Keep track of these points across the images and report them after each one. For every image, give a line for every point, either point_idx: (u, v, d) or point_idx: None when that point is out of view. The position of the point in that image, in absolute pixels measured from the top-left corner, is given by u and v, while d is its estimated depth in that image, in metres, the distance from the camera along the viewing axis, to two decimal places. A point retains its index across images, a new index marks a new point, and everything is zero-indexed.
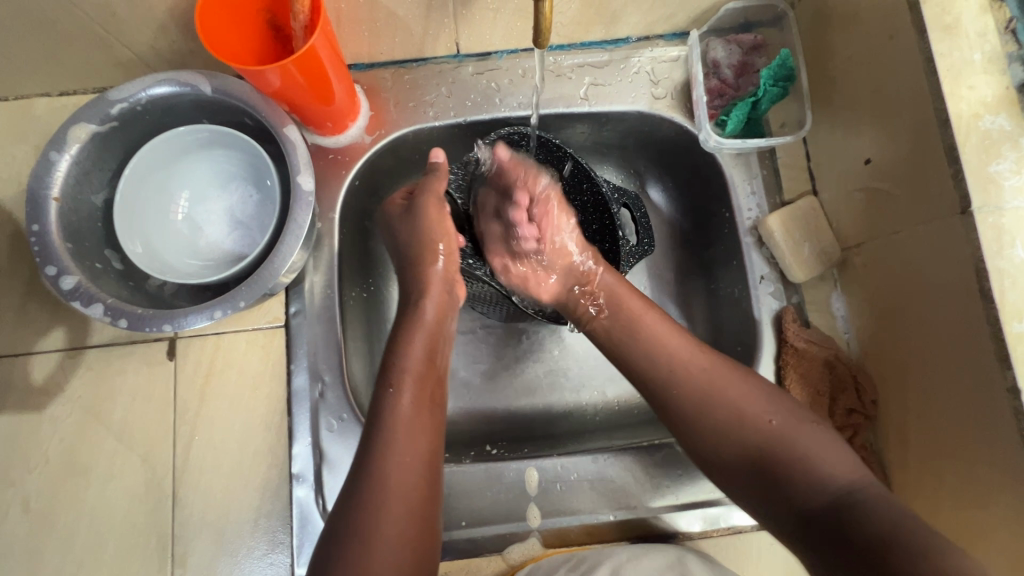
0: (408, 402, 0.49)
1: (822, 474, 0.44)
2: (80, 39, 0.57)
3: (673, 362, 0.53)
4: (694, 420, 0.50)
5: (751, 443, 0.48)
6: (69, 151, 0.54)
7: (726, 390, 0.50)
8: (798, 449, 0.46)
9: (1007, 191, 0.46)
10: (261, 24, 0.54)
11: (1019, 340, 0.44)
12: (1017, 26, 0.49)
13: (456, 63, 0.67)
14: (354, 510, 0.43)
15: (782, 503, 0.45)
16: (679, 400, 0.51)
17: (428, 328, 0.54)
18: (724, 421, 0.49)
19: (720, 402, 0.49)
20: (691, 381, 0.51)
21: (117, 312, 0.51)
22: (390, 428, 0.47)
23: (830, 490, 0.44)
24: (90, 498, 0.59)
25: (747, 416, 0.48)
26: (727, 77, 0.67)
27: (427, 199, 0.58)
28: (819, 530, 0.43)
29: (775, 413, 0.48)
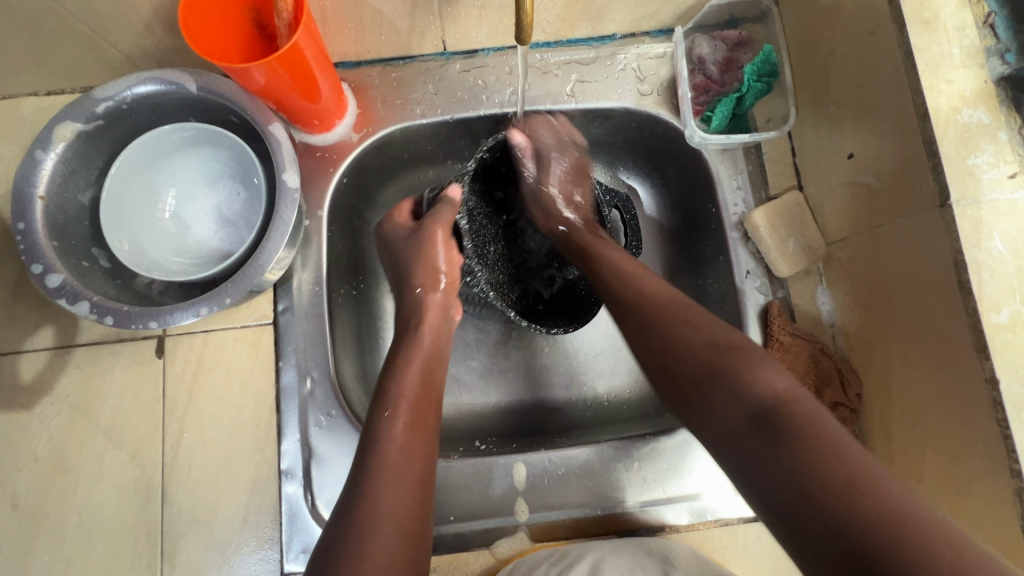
0: (402, 424, 0.48)
1: (752, 387, 0.41)
2: (65, 37, 0.57)
3: (626, 289, 0.52)
4: (643, 342, 0.50)
5: (689, 363, 0.46)
6: (55, 149, 0.54)
7: (672, 313, 0.49)
8: (735, 366, 0.43)
9: (985, 183, 0.46)
10: (246, 23, 0.54)
11: (997, 331, 0.45)
12: (995, 21, 0.49)
13: (443, 60, 0.67)
14: (347, 532, 0.42)
15: (716, 422, 0.42)
16: (633, 324, 0.51)
17: (425, 352, 0.55)
18: (667, 342, 0.48)
19: (665, 324, 0.48)
20: (641, 306, 0.51)
21: (104, 310, 0.51)
22: (383, 449, 0.46)
23: (756, 402, 0.40)
24: (79, 496, 0.59)
25: (686, 337, 0.47)
26: (712, 74, 0.68)
27: (435, 228, 0.58)
28: (743, 445, 0.39)
29: (723, 335, 0.46)
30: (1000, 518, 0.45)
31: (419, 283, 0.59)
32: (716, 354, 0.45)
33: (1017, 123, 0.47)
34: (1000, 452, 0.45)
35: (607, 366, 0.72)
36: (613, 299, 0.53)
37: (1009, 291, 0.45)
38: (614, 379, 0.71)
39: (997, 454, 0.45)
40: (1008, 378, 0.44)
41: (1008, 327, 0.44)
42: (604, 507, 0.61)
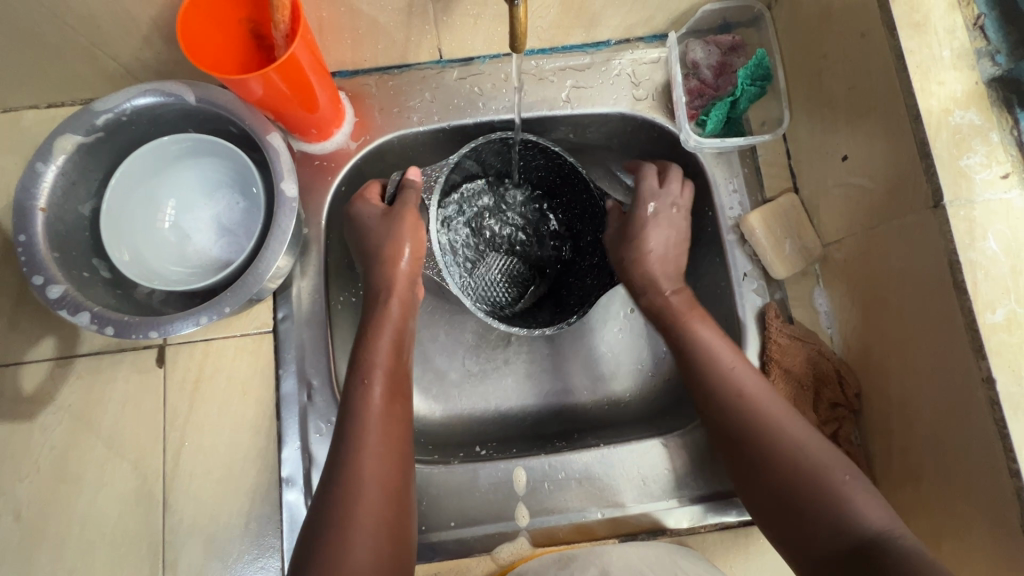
0: (378, 398, 0.52)
1: (852, 521, 0.45)
2: (65, 51, 0.57)
3: (728, 392, 0.54)
4: (739, 446, 0.52)
5: (789, 476, 0.49)
6: (55, 162, 0.55)
7: (778, 422, 0.51)
8: (837, 488, 0.47)
9: (978, 184, 0.47)
10: (243, 34, 0.55)
11: (993, 331, 0.45)
12: (985, 22, 0.50)
13: (439, 68, 0.68)
14: (332, 489, 0.48)
15: (806, 537, 0.47)
16: (731, 429, 0.53)
17: (394, 322, 0.57)
18: (766, 453, 0.51)
19: (766, 433, 0.51)
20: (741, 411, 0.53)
21: (104, 320, 0.51)
22: (362, 424, 0.50)
23: (857, 534, 0.45)
24: (81, 505, 0.60)
25: (789, 448, 0.50)
26: (706, 78, 0.68)
27: (406, 211, 0.60)
28: (838, 571, 0.45)
29: (819, 452, 0.49)
30: (998, 518, 0.45)
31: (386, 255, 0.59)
32: (814, 472, 0.48)
33: (1008, 124, 0.48)
34: (997, 452, 0.45)
35: (607, 368, 0.72)
36: (710, 402, 0.55)
37: (1003, 290, 0.45)
38: (615, 382, 0.71)
39: (993, 452, 0.45)
40: (1004, 377, 0.44)
41: (1004, 326, 0.45)
42: (605, 512, 0.61)
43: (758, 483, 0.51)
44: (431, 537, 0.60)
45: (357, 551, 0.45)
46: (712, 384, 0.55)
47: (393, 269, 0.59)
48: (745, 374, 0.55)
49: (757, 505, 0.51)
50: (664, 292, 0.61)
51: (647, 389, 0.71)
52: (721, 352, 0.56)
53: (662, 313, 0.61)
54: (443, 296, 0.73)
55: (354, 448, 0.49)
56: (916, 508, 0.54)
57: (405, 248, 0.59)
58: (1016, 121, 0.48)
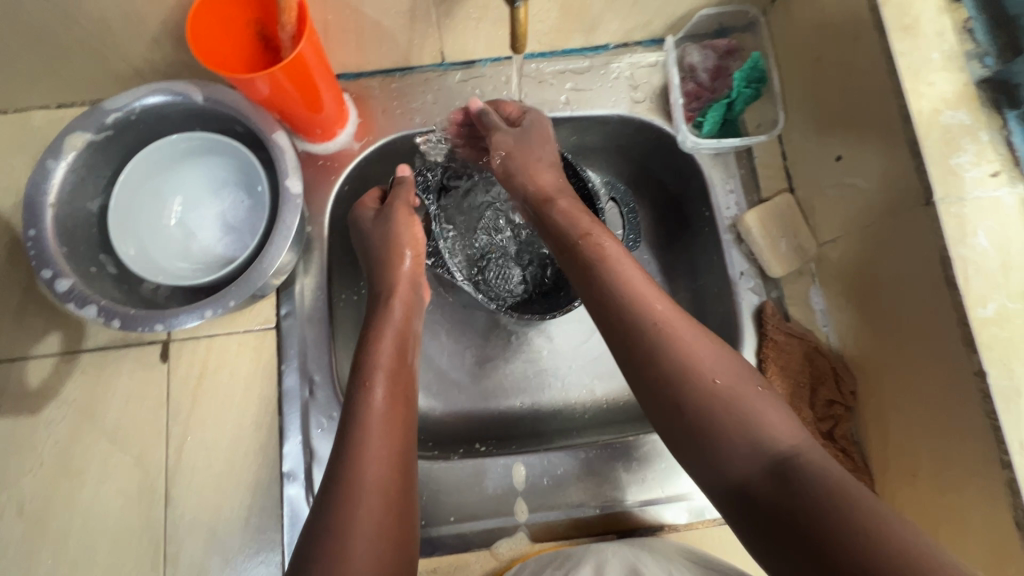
0: (380, 398, 0.51)
1: (766, 438, 0.41)
2: (77, 52, 0.59)
3: (634, 308, 0.48)
4: (644, 364, 0.46)
5: (703, 397, 0.44)
6: (65, 158, 0.56)
7: (688, 337, 0.46)
8: (747, 412, 0.43)
9: (968, 182, 0.48)
10: (250, 35, 0.56)
11: (983, 325, 0.46)
12: (973, 26, 0.51)
13: (441, 71, 0.69)
14: (334, 501, 0.45)
15: (722, 453, 0.42)
16: (641, 340, 0.47)
17: (397, 326, 0.57)
18: (680, 374, 0.45)
19: (676, 345, 0.46)
20: (655, 330, 0.47)
21: (111, 313, 0.52)
22: (363, 425, 0.49)
23: (773, 453, 0.41)
24: (83, 499, 0.60)
25: (698, 367, 0.45)
26: (703, 81, 0.69)
27: (398, 207, 0.62)
28: (755, 497, 0.40)
29: (730, 369, 0.45)
30: (992, 508, 0.46)
31: (388, 256, 0.61)
32: (726, 396, 0.43)
33: (996, 124, 0.49)
34: (990, 444, 0.45)
35: (605, 367, 0.72)
36: (619, 323, 0.48)
37: (993, 285, 0.46)
38: (613, 381, 0.72)
39: (985, 444, 0.46)
40: (995, 371, 0.45)
41: (995, 320, 0.46)
42: (604, 507, 0.62)
43: (668, 406, 0.45)
44: (430, 531, 0.61)
45: (357, 557, 0.42)
46: (619, 300, 0.49)
47: (396, 271, 0.60)
48: (649, 290, 0.49)
49: (670, 430, 0.45)
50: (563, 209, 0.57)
51: None
52: (630, 274, 0.50)
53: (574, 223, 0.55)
54: (444, 295, 0.74)
55: (354, 448, 0.47)
56: (914, 504, 0.54)
57: (405, 246, 0.61)
58: (1004, 121, 0.49)
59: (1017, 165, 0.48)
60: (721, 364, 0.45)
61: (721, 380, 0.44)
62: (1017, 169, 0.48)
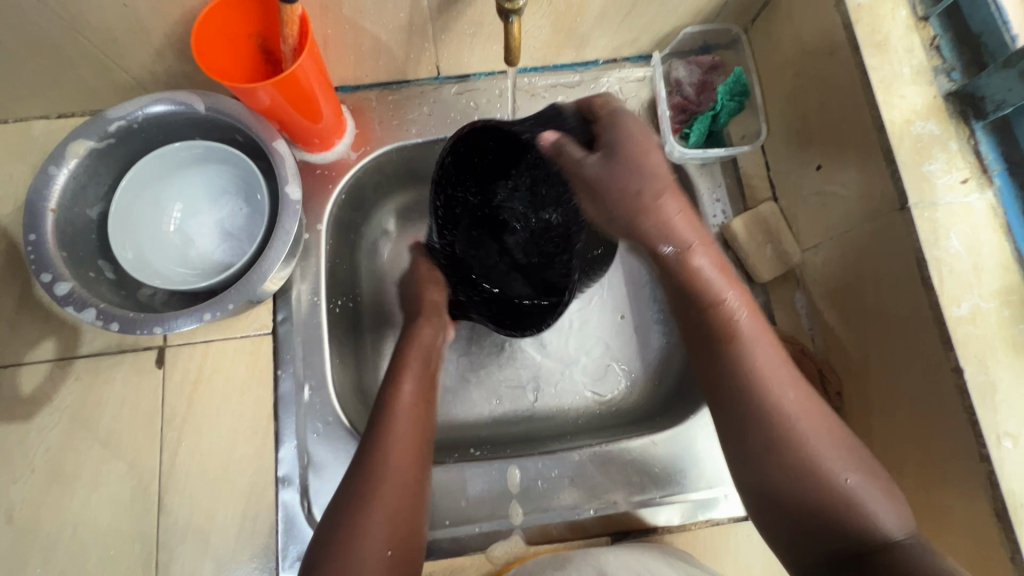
0: (408, 392, 0.57)
1: (875, 533, 0.45)
2: (80, 62, 0.60)
3: (761, 396, 0.51)
4: (767, 451, 0.50)
5: (824, 491, 0.47)
6: (67, 165, 0.57)
7: (813, 430, 0.49)
8: (861, 507, 0.46)
9: (939, 188, 0.51)
10: (252, 47, 0.58)
11: (959, 323, 0.48)
12: (940, 43, 0.55)
13: (437, 84, 0.71)
14: (358, 475, 0.50)
15: (829, 541, 0.46)
16: (767, 429, 0.50)
17: (426, 337, 0.63)
18: (807, 472, 0.48)
19: (802, 436, 0.48)
20: (786, 424, 0.49)
21: (110, 316, 0.53)
22: (391, 407, 0.55)
23: (874, 546, 0.44)
24: (75, 506, 0.60)
25: (824, 461, 0.47)
26: (688, 94, 0.72)
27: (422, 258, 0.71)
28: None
29: (853, 463, 0.48)
30: (974, 500, 0.47)
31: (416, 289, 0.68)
32: (843, 493, 0.46)
33: (964, 134, 0.52)
34: (969, 438, 0.47)
35: (599, 374, 0.73)
36: (745, 408, 0.51)
37: (966, 285, 0.49)
38: (606, 387, 0.73)
39: (964, 439, 0.47)
40: (971, 367, 0.47)
41: (969, 318, 0.48)
42: (599, 510, 0.62)
43: (789, 496, 0.48)
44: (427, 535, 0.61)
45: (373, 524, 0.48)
46: (745, 386, 0.52)
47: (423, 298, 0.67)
48: (781, 380, 0.51)
49: (779, 514, 0.49)
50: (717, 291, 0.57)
51: (637, 395, 0.72)
52: (759, 357, 0.52)
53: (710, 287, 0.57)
54: None
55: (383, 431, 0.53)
56: None
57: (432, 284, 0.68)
58: (971, 131, 0.52)
59: (984, 172, 0.51)
60: (845, 457, 0.48)
61: (844, 474, 0.47)
62: (984, 176, 0.51)
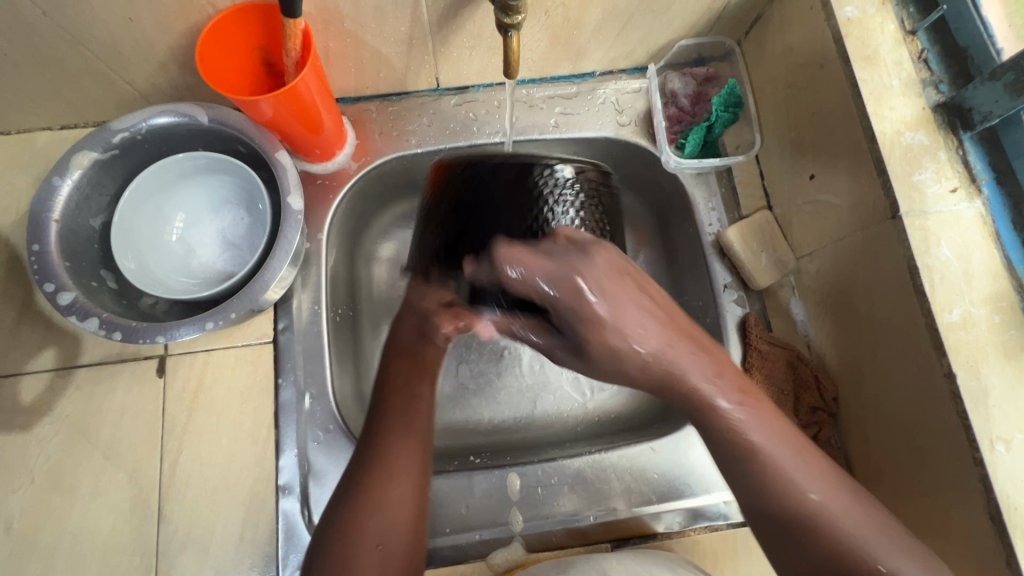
0: (426, 391, 0.55)
1: None
2: (85, 75, 0.61)
3: (777, 493, 0.44)
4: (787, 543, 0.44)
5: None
6: (71, 176, 0.58)
7: (836, 511, 0.43)
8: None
9: (930, 197, 0.52)
10: (256, 61, 0.59)
11: (951, 329, 0.49)
12: (927, 56, 0.56)
13: (436, 95, 0.72)
14: (363, 470, 0.50)
15: None
16: (788, 527, 0.44)
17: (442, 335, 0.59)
18: (840, 560, 0.42)
19: (826, 528, 0.43)
20: (808, 521, 0.43)
21: (112, 326, 0.53)
22: (402, 401, 0.53)
23: None
24: (74, 516, 0.59)
25: (853, 546, 0.42)
26: (684, 106, 0.74)
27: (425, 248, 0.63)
28: None
29: (880, 539, 0.42)
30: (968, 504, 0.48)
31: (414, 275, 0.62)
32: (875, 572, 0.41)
33: (952, 145, 0.53)
34: (962, 443, 0.48)
35: (598, 380, 0.74)
36: (762, 504, 0.45)
37: (957, 292, 0.50)
38: (605, 394, 0.73)
39: (958, 443, 0.48)
40: (963, 372, 0.48)
41: (960, 325, 0.49)
42: (599, 517, 0.62)
43: None
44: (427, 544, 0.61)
45: (375, 519, 0.48)
46: (760, 488, 0.45)
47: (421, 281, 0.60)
48: (800, 472, 0.45)
49: None
50: (697, 381, 0.47)
51: (636, 401, 0.73)
52: (767, 448, 0.45)
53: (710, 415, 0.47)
54: None
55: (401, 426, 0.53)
56: (894, 509, 0.56)
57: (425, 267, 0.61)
58: (959, 142, 0.54)
59: (973, 182, 0.53)
60: (875, 536, 0.42)
61: (874, 556, 0.41)
62: (973, 185, 0.52)
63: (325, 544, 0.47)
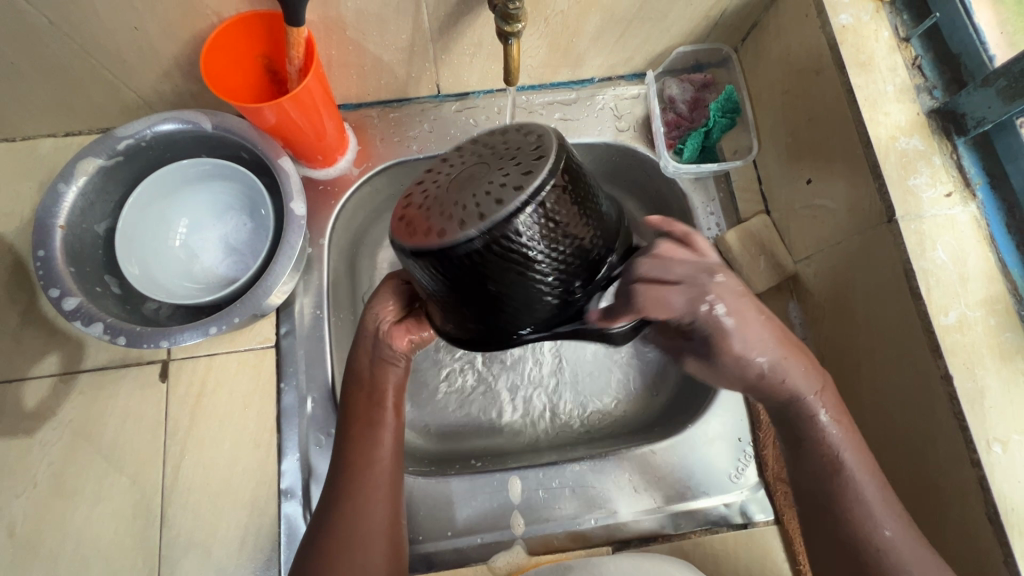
0: (384, 436, 0.54)
1: None
2: (90, 82, 0.62)
3: (858, 524, 0.47)
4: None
5: None
6: (76, 183, 0.58)
7: (907, 552, 0.46)
8: None
9: (925, 201, 0.52)
10: (259, 68, 0.59)
11: (947, 331, 0.49)
12: (921, 63, 0.57)
13: (437, 102, 0.73)
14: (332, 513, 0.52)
15: None
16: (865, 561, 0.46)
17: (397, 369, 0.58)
18: None
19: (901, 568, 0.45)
20: (878, 556, 0.46)
21: (117, 330, 0.54)
22: (357, 446, 0.54)
23: None
24: (77, 521, 0.60)
25: None
26: (682, 111, 0.74)
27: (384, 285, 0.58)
28: None
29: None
30: (967, 505, 0.48)
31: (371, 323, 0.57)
32: None
33: (946, 149, 0.54)
34: (959, 444, 0.48)
35: (598, 384, 0.74)
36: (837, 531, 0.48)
37: (953, 295, 0.50)
38: (605, 397, 0.74)
39: (955, 445, 0.49)
40: (960, 374, 0.48)
41: (956, 327, 0.50)
42: (599, 520, 0.63)
43: None
44: (428, 547, 0.61)
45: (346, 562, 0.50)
46: (843, 517, 0.48)
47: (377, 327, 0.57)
48: (883, 508, 0.47)
49: None
50: (816, 410, 0.50)
51: (636, 404, 0.73)
52: (861, 479, 0.48)
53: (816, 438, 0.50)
54: None
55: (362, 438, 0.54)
56: None
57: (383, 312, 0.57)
58: (953, 147, 0.54)
59: (967, 186, 0.53)
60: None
61: None
62: (967, 190, 0.53)
63: (311, 548, 0.51)
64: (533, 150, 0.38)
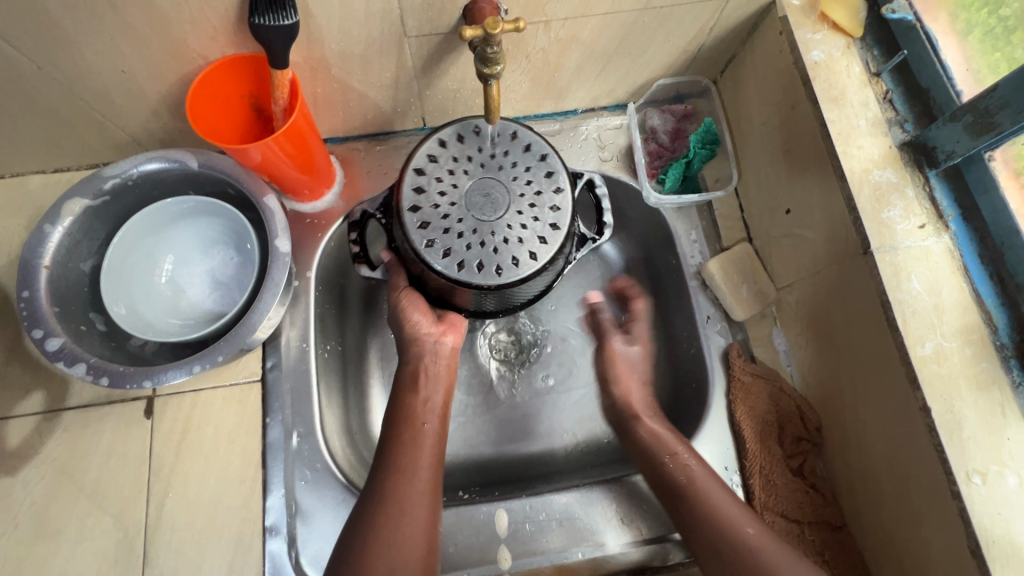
0: (431, 435, 0.58)
1: None
2: (78, 123, 0.63)
3: (708, 519, 0.55)
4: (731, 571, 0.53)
5: None
6: (62, 223, 0.59)
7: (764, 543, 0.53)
8: None
9: (899, 234, 0.53)
10: (244, 108, 0.60)
11: (924, 362, 0.50)
12: (892, 97, 0.59)
13: (423, 134, 0.74)
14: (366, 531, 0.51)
15: None
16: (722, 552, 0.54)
17: (446, 379, 0.61)
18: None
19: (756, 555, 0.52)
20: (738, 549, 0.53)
21: (100, 371, 0.54)
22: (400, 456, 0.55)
23: None
24: (58, 563, 0.59)
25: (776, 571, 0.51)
26: (663, 142, 0.76)
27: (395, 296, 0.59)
28: None
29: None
30: (948, 538, 0.48)
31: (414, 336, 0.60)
32: None
33: (919, 181, 0.55)
34: (939, 476, 0.48)
35: (587, 411, 0.74)
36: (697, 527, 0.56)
37: (929, 326, 0.51)
38: (594, 425, 0.74)
39: (936, 478, 0.49)
40: (938, 406, 0.49)
41: (933, 358, 0.50)
42: (586, 553, 0.62)
43: None
44: None
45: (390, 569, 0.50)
46: (695, 513, 0.56)
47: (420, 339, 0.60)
48: (726, 503, 0.56)
49: None
50: (651, 429, 0.63)
51: None
52: (702, 482, 0.58)
53: (654, 441, 0.62)
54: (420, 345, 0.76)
55: (413, 438, 0.57)
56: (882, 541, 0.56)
57: (422, 323, 0.59)
58: (925, 179, 0.55)
59: (940, 218, 0.54)
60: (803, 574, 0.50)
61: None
62: (940, 221, 0.54)
63: (351, 546, 0.51)
64: (522, 149, 0.55)
